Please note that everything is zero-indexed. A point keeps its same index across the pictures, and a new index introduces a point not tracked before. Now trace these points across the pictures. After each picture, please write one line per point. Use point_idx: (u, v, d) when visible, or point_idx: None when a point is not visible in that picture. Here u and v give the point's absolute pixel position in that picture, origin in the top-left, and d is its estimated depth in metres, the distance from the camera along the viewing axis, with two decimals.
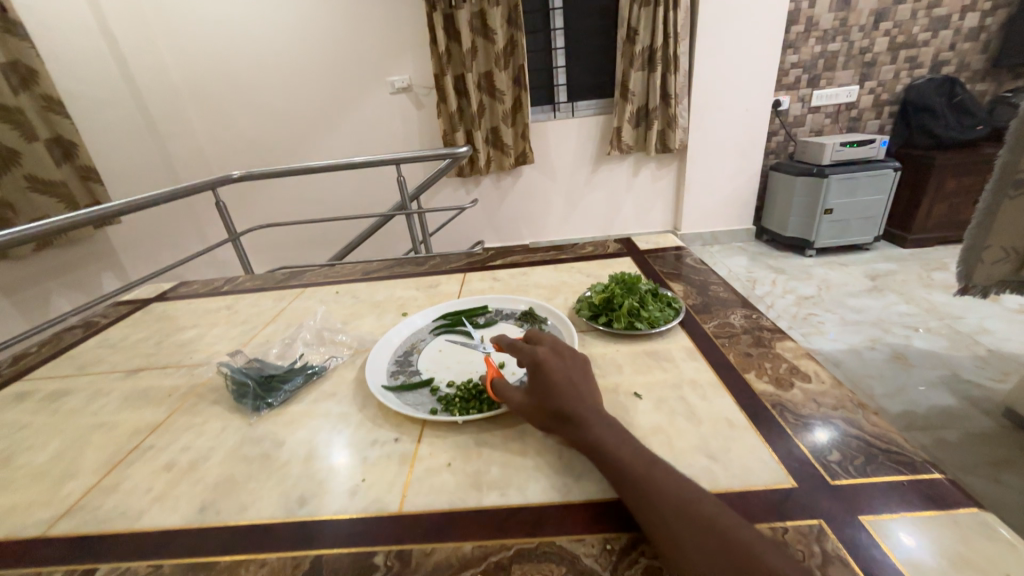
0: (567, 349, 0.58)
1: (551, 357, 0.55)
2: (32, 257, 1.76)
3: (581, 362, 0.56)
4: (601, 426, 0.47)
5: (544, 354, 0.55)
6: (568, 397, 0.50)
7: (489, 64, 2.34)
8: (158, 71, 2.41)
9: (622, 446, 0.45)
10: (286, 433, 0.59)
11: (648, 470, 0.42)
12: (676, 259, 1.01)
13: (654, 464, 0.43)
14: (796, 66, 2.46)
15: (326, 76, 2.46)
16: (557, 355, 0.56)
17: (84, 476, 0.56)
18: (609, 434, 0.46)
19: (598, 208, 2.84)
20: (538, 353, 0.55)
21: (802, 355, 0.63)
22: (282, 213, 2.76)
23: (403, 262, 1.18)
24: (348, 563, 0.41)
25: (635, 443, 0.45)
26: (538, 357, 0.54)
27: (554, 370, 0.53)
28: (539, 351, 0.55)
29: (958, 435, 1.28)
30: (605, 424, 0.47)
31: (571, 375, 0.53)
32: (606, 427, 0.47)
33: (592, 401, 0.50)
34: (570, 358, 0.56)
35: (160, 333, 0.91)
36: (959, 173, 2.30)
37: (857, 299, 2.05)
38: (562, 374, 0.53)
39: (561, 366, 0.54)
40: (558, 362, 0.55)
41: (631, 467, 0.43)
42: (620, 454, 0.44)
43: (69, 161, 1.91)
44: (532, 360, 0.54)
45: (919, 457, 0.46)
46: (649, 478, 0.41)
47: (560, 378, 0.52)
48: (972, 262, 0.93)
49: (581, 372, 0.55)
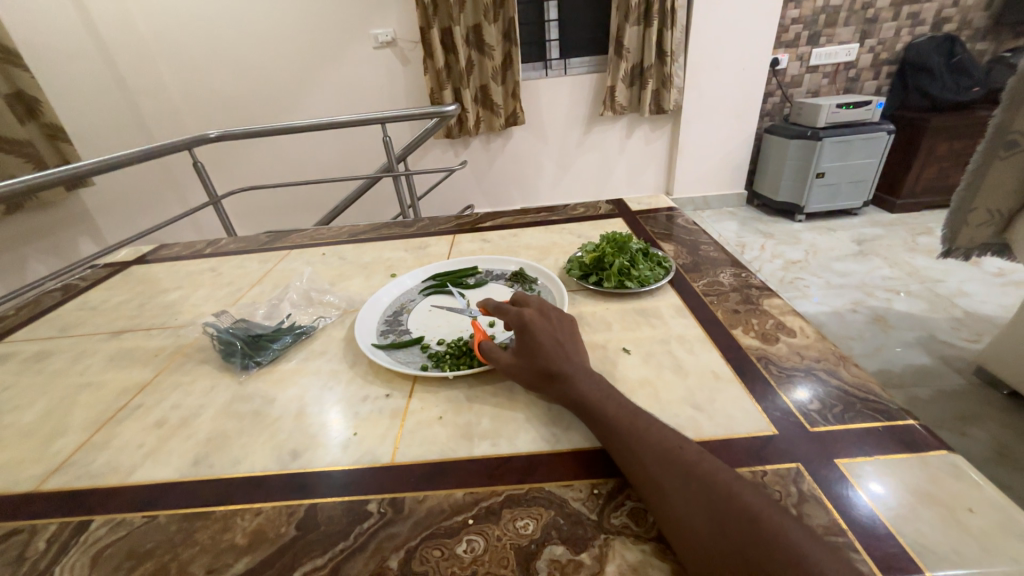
0: (552, 311, 0.58)
1: (537, 318, 0.55)
2: (3, 220, 1.69)
3: (567, 323, 0.57)
4: (587, 382, 0.48)
5: (530, 315, 0.54)
6: (554, 356, 0.50)
7: (478, 16, 2.21)
8: (124, 21, 2.24)
9: (607, 399, 0.46)
10: (277, 390, 0.59)
11: (632, 421, 0.43)
12: (667, 220, 1.00)
13: (638, 415, 0.44)
14: (797, 22, 2.38)
15: (305, 28, 2.32)
16: (543, 316, 0.56)
17: (74, 433, 0.56)
18: (595, 389, 0.47)
19: (590, 171, 2.79)
20: (524, 314, 0.54)
21: (789, 312, 0.64)
22: (264, 176, 2.67)
23: (390, 224, 1.16)
24: (342, 510, 0.42)
25: (621, 397, 0.46)
26: (524, 318, 0.54)
27: (540, 331, 0.53)
28: (524, 313, 0.55)
29: (930, 392, 1.34)
30: (591, 379, 0.48)
31: (557, 336, 0.53)
32: (592, 382, 0.48)
33: (578, 360, 0.51)
34: (555, 319, 0.56)
35: (142, 295, 0.90)
36: (952, 137, 2.29)
37: (843, 264, 2.08)
38: (548, 335, 0.53)
39: (547, 327, 0.54)
40: (544, 323, 0.55)
41: (616, 418, 0.44)
42: (606, 408, 0.45)
43: (34, 119, 1.80)
44: (518, 321, 0.54)
45: (895, 405, 0.47)
46: (633, 429, 0.42)
47: (546, 338, 0.52)
48: (958, 225, 0.94)
49: (566, 332, 0.55)
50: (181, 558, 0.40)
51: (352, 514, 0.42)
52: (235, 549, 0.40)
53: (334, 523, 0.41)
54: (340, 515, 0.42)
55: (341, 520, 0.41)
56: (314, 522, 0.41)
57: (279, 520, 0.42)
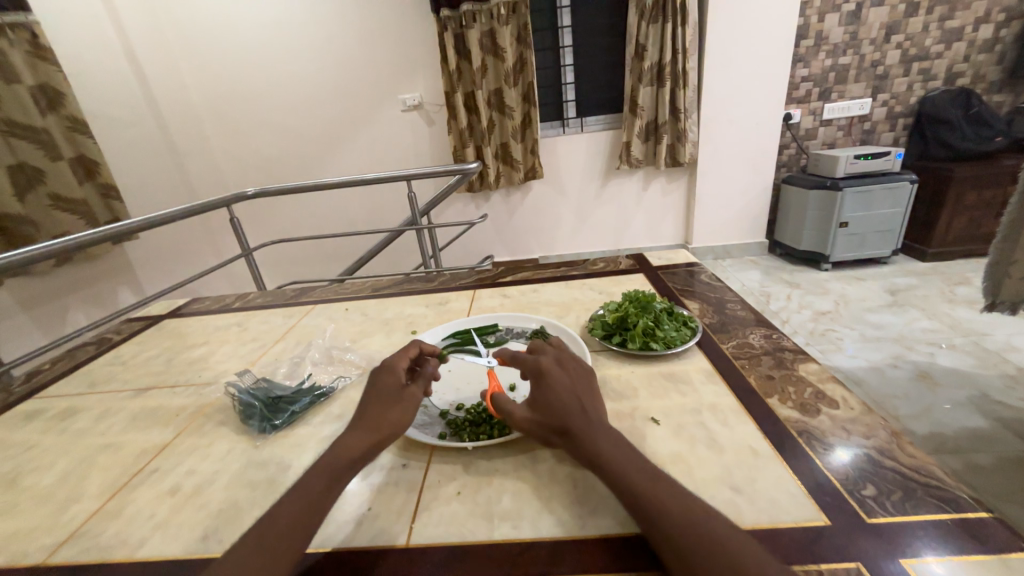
0: (572, 359, 0.55)
1: (555, 368, 0.53)
2: (53, 272, 1.80)
3: (586, 373, 0.54)
4: (606, 441, 0.45)
5: (547, 364, 0.53)
6: (571, 410, 0.48)
7: (498, 81, 2.37)
8: (179, 91, 2.49)
9: (628, 461, 0.43)
10: (293, 456, 0.57)
11: (654, 486, 0.41)
12: (689, 275, 0.99)
13: (660, 480, 0.42)
14: (807, 80, 2.45)
15: (340, 94, 2.52)
16: (562, 364, 0.54)
17: (89, 499, 0.55)
18: (615, 449, 0.45)
19: (609, 222, 2.83)
20: (542, 363, 0.53)
21: (828, 379, 0.61)
22: (295, 229, 2.80)
23: (412, 278, 1.18)
24: (363, 447, 0.48)
25: (642, 458, 0.44)
26: (541, 367, 0.52)
27: (557, 381, 0.51)
28: (542, 361, 0.53)
29: (991, 459, 1.22)
30: (609, 438, 0.46)
31: (575, 386, 0.51)
32: (611, 442, 0.45)
33: (596, 415, 0.48)
34: (574, 368, 0.54)
35: (170, 351, 0.92)
36: (979, 186, 2.25)
37: (877, 315, 2.00)
38: (565, 387, 0.50)
39: (565, 377, 0.52)
40: (562, 372, 0.52)
41: (636, 483, 0.41)
42: (626, 470, 0.42)
43: (91, 179, 1.95)
44: (535, 370, 0.52)
45: (962, 493, 0.42)
46: (654, 495, 0.40)
47: (563, 390, 0.50)
48: (999, 278, 0.89)
49: (586, 385, 0.52)
50: (241, 552, 0.39)
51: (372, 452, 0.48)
52: (293, 521, 0.42)
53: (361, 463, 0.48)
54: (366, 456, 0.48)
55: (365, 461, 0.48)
56: (346, 471, 0.46)
57: (318, 483, 0.45)
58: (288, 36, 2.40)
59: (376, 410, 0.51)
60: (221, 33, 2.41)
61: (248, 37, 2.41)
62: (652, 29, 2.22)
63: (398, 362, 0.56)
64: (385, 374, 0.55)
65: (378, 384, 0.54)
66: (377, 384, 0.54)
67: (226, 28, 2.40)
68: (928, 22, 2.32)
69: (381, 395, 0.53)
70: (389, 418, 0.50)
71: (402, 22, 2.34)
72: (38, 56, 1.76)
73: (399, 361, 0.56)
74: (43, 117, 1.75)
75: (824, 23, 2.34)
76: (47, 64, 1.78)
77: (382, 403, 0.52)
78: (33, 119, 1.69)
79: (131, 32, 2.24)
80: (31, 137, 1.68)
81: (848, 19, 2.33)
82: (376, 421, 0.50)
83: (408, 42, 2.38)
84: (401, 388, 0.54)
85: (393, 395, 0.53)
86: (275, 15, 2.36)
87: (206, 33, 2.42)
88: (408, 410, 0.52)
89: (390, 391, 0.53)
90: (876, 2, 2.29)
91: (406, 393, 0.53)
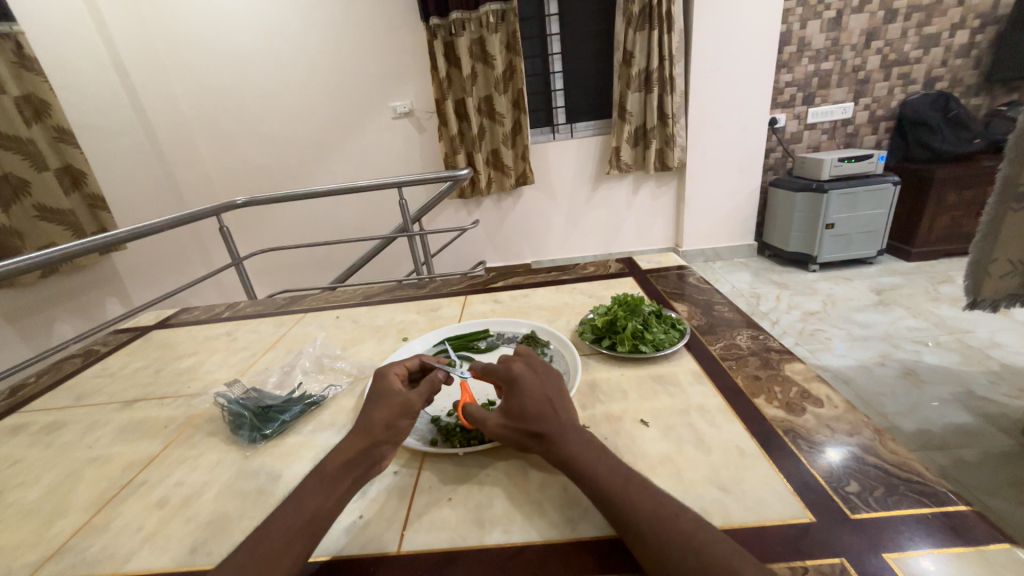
0: (541, 362, 0.55)
1: (527, 373, 0.53)
2: (39, 284, 1.77)
3: (556, 376, 0.55)
4: (579, 443, 0.46)
5: (519, 369, 0.52)
6: (545, 415, 0.49)
7: (489, 88, 2.39)
8: (167, 100, 2.47)
9: (600, 463, 0.44)
10: (283, 465, 0.57)
11: (625, 485, 0.42)
12: (679, 278, 1.00)
13: (632, 478, 0.43)
14: (791, 85, 2.50)
15: (330, 103, 2.52)
16: (533, 368, 0.54)
17: (75, 513, 0.54)
18: (588, 451, 0.45)
19: (600, 226, 2.85)
20: (514, 369, 0.52)
21: (813, 378, 0.62)
22: (286, 237, 2.78)
23: (404, 285, 1.18)
24: (355, 450, 0.48)
25: (614, 458, 0.45)
26: (513, 373, 0.52)
27: (530, 387, 0.51)
28: (513, 366, 0.53)
29: (977, 454, 1.24)
30: (583, 440, 0.47)
31: (547, 390, 0.51)
32: (584, 444, 0.46)
33: (568, 418, 0.49)
34: (544, 371, 0.54)
35: (158, 362, 0.91)
36: (959, 187, 2.30)
37: (864, 314, 2.03)
38: (538, 391, 0.51)
39: (537, 381, 0.52)
40: (533, 376, 0.52)
41: (608, 483, 0.42)
42: (598, 472, 0.43)
43: (77, 189, 1.92)
44: (507, 377, 0.52)
45: (942, 487, 0.44)
46: (626, 493, 0.41)
47: (536, 395, 0.50)
48: (980, 277, 0.90)
49: (557, 387, 0.53)
50: (240, 558, 0.40)
51: (367, 455, 0.49)
52: (292, 525, 0.42)
53: (359, 466, 0.48)
54: (361, 459, 0.48)
55: (363, 464, 0.48)
56: (343, 476, 0.47)
57: (315, 489, 0.45)
58: (278, 45, 2.41)
59: (369, 414, 0.51)
60: (211, 42, 2.41)
61: (239, 46, 2.42)
62: (639, 36, 2.24)
63: (392, 368, 0.57)
64: (380, 380, 0.55)
65: (375, 391, 0.54)
66: (375, 391, 0.54)
67: (215, 37, 2.40)
68: (907, 28, 2.38)
69: (378, 401, 0.53)
70: (379, 419, 0.50)
71: (392, 30, 2.36)
72: (23, 66, 1.74)
73: (393, 368, 0.57)
74: (28, 127, 1.72)
75: (806, 30, 2.40)
76: (32, 74, 1.76)
77: (376, 408, 0.52)
78: (17, 130, 1.67)
79: (118, 41, 2.23)
80: (15, 148, 1.66)
81: (829, 25, 2.38)
82: (367, 425, 0.50)
83: (398, 50, 2.40)
84: (398, 392, 0.53)
85: (389, 400, 0.52)
86: (265, 24, 2.36)
87: (195, 42, 2.41)
88: (402, 415, 0.51)
89: (388, 396, 0.53)
90: (856, 10, 2.35)
91: (403, 397, 0.52)
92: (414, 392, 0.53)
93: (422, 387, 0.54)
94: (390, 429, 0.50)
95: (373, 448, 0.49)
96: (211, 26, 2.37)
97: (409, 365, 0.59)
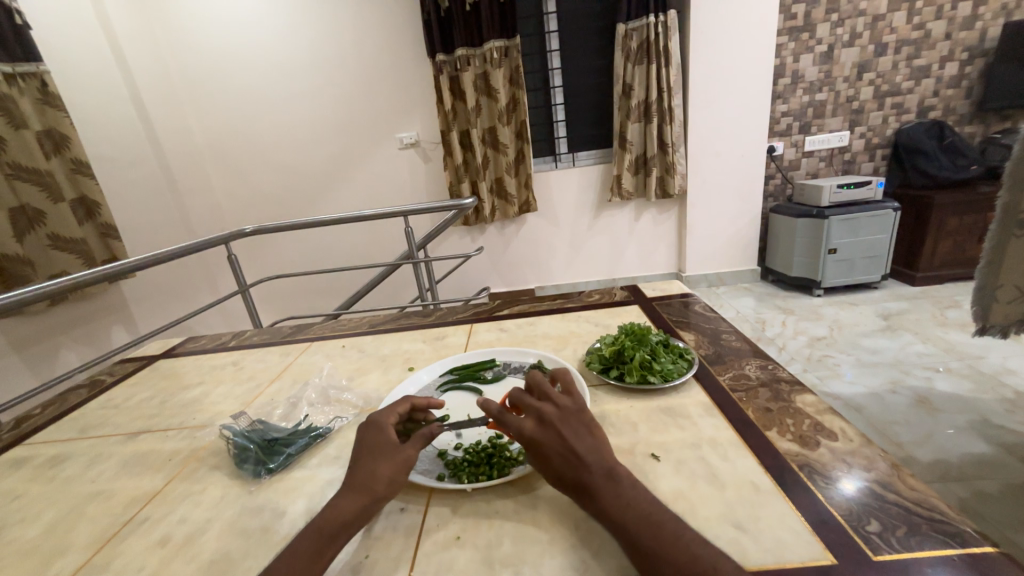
0: (554, 407, 0.52)
1: (539, 430, 0.50)
2: (47, 311, 1.79)
3: (576, 416, 0.51)
4: (610, 492, 0.45)
5: (529, 430, 0.50)
6: (568, 468, 0.47)
7: (492, 120, 2.46)
8: (182, 132, 2.55)
9: (631, 511, 0.43)
10: (287, 501, 0.56)
11: (656, 533, 0.41)
12: (683, 306, 1.00)
13: (662, 524, 0.42)
14: (787, 115, 2.57)
15: (340, 135, 2.60)
16: (545, 421, 0.50)
17: (76, 551, 0.53)
18: (616, 497, 0.44)
19: (603, 253, 2.87)
20: (523, 430, 0.50)
21: (825, 410, 0.61)
22: (292, 265, 2.82)
23: (410, 313, 1.18)
24: (355, 506, 0.47)
25: (646, 501, 0.44)
26: (525, 436, 0.50)
27: (545, 443, 0.49)
28: (524, 427, 0.50)
29: (998, 487, 1.20)
30: (611, 485, 0.45)
31: (565, 440, 0.48)
32: (611, 489, 0.45)
33: (596, 462, 0.47)
34: (558, 419, 0.50)
35: (164, 393, 0.90)
36: (959, 213, 2.32)
37: (871, 340, 2.01)
38: (555, 445, 0.49)
39: (552, 436, 0.49)
40: (547, 430, 0.50)
41: (639, 533, 0.41)
42: (630, 523, 0.42)
43: (91, 219, 1.96)
44: (520, 439, 0.50)
45: (966, 526, 0.42)
46: (659, 545, 0.40)
47: (553, 449, 0.48)
48: (987, 302, 0.89)
49: (577, 432, 0.49)
50: None
51: (367, 513, 0.47)
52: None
53: (356, 525, 0.47)
54: (359, 516, 0.47)
55: (360, 522, 0.47)
56: (340, 534, 0.45)
57: (310, 549, 0.44)
58: (291, 80, 2.51)
59: (367, 469, 0.50)
60: (226, 80, 2.52)
61: (253, 82, 2.52)
62: (638, 69, 2.34)
63: (385, 418, 0.55)
64: (374, 431, 0.54)
65: (371, 444, 0.53)
66: (369, 443, 0.53)
67: (232, 73, 2.51)
68: (897, 61, 2.46)
69: (375, 455, 0.51)
70: (382, 475, 0.49)
71: (401, 67, 2.46)
72: (47, 103, 1.81)
73: (386, 418, 0.55)
74: (47, 160, 1.78)
75: (799, 63, 2.48)
76: (55, 111, 1.83)
77: (375, 462, 0.50)
78: (38, 162, 1.73)
79: (137, 77, 2.33)
80: (34, 180, 1.71)
81: (821, 59, 2.47)
82: (367, 481, 0.49)
83: (406, 85, 2.50)
84: (397, 445, 0.52)
85: (387, 454, 0.51)
86: (277, 61, 2.48)
87: (212, 79, 2.52)
88: (402, 470, 0.50)
89: (384, 450, 0.52)
90: (847, 44, 2.44)
91: (404, 452, 0.51)
92: (411, 444, 0.52)
93: (419, 438, 0.53)
94: (391, 485, 0.49)
95: (371, 505, 0.48)
96: (228, 64, 2.49)
97: (401, 412, 0.57)
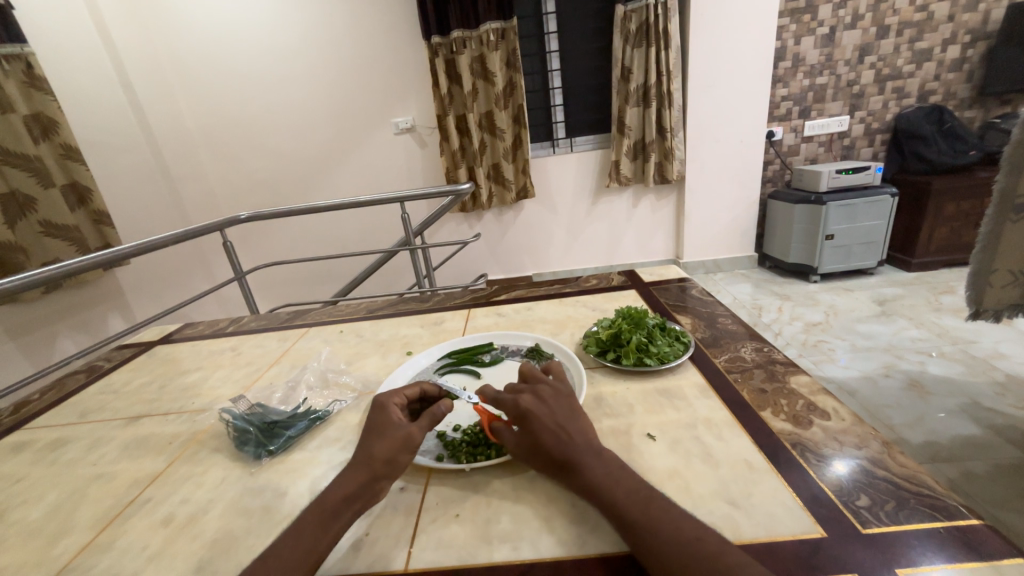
0: (548, 387, 0.54)
1: (535, 404, 0.51)
2: (41, 299, 1.78)
3: (566, 399, 0.53)
4: (597, 467, 0.46)
5: (527, 402, 0.52)
6: (559, 443, 0.48)
7: (489, 104, 2.42)
8: (173, 117, 2.50)
9: (618, 485, 0.44)
10: (288, 482, 0.57)
11: (645, 509, 0.42)
12: (680, 291, 1.00)
13: (650, 500, 0.43)
14: (787, 99, 2.54)
15: (334, 120, 2.56)
16: (540, 396, 0.53)
17: (80, 531, 0.54)
18: (606, 474, 0.45)
19: (601, 239, 2.86)
20: (521, 402, 0.52)
21: (819, 391, 0.62)
22: (289, 252, 2.81)
23: (407, 299, 1.18)
24: (357, 482, 0.48)
25: (632, 479, 0.45)
26: (522, 408, 0.51)
27: (541, 418, 0.50)
28: (521, 400, 0.52)
29: (986, 467, 1.23)
30: (601, 464, 0.47)
31: (558, 416, 0.50)
32: (601, 467, 0.46)
33: (584, 440, 0.49)
34: (552, 397, 0.53)
35: (162, 378, 0.91)
36: (957, 198, 2.32)
37: (866, 325, 2.03)
38: (549, 421, 0.50)
39: (548, 412, 0.51)
40: (543, 406, 0.51)
41: (627, 508, 0.42)
42: (617, 496, 0.43)
43: (83, 206, 1.94)
44: (517, 411, 0.51)
45: (953, 500, 0.43)
46: (646, 517, 0.41)
47: (548, 424, 0.50)
48: (980, 287, 0.90)
49: (567, 412, 0.52)
50: None
51: (368, 490, 0.48)
52: (288, 561, 0.42)
53: (359, 500, 0.47)
54: (362, 492, 0.47)
55: (364, 497, 0.48)
56: (343, 509, 0.46)
57: (314, 524, 0.45)
58: (284, 64, 2.46)
59: (369, 447, 0.51)
60: (218, 64, 2.47)
61: (244, 65, 2.47)
62: (637, 52, 2.30)
63: (391, 398, 0.56)
64: (379, 411, 0.54)
65: (375, 423, 0.53)
66: (374, 423, 0.53)
67: (223, 55, 2.45)
68: (899, 44, 2.43)
69: (378, 432, 0.52)
70: (380, 453, 0.50)
71: (395, 49, 2.41)
72: (34, 86, 1.78)
73: (392, 398, 0.56)
74: (36, 145, 1.75)
75: (800, 45, 2.45)
76: (42, 94, 1.79)
77: (376, 440, 0.51)
78: (26, 148, 1.70)
79: (125, 59, 2.28)
80: (22, 165, 1.69)
81: (823, 41, 2.44)
82: (367, 459, 0.50)
83: (401, 68, 2.45)
84: (400, 425, 0.53)
85: (388, 433, 0.52)
86: (268, 43, 2.42)
87: (202, 61, 2.46)
88: (402, 450, 0.50)
89: (388, 428, 0.52)
90: (849, 26, 2.41)
91: (404, 431, 0.52)
92: (416, 425, 0.53)
93: (424, 419, 0.53)
94: (389, 464, 0.49)
95: (373, 482, 0.48)
96: (218, 46, 2.43)
97: (409, 394, 0.58)
